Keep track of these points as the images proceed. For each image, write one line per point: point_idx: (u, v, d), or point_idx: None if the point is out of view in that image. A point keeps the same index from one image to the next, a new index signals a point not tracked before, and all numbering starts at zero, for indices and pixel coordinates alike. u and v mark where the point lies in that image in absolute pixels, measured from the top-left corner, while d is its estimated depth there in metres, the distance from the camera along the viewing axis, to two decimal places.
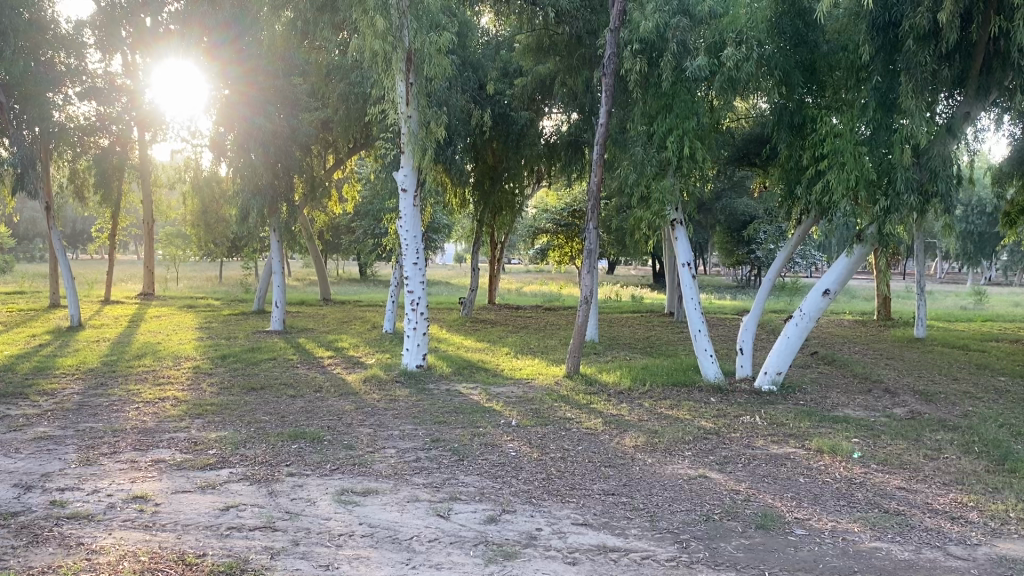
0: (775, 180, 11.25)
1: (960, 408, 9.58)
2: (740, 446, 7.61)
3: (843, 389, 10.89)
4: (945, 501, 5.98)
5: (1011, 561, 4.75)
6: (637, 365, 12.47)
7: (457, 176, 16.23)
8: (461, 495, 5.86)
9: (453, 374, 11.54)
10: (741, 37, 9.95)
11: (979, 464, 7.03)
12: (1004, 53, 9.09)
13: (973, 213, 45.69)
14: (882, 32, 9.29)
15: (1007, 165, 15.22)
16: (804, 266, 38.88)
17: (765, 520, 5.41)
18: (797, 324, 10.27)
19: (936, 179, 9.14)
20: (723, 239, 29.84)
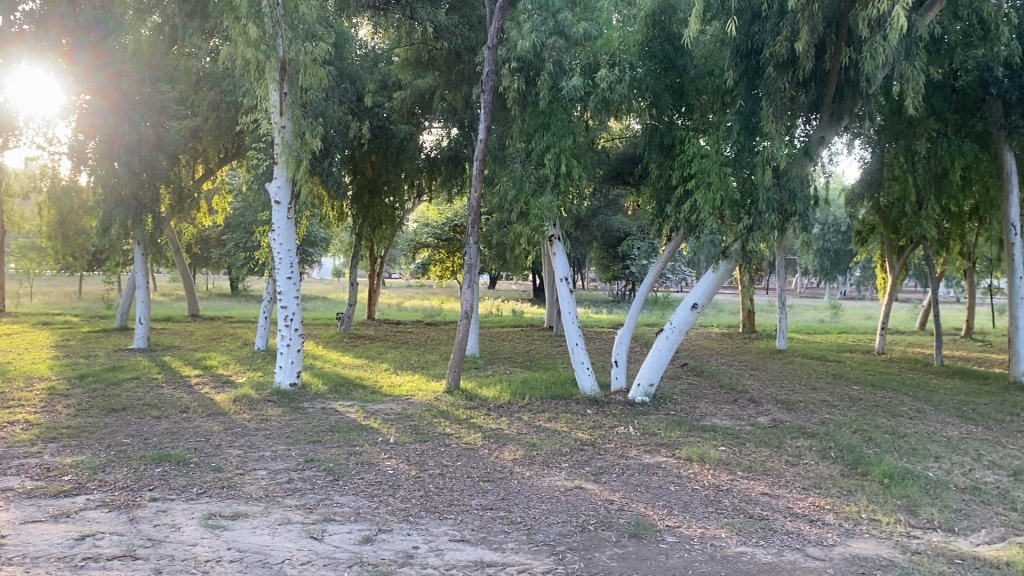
0: (647, 198, 11.60)
1: (817, 416, 10.11)
2: (615, 456, 7.78)
3: (711, 399, 11.32)
4: (805, 505, 6.29)
5: (862, 560, 5.04)
6: (516, 379, 12.57)
7: (335, 189, 15.95)
8: (335, 516, 5.73)
9: (329, 392, 11.29)
10: (614, 59, 10.30)
11: (834, 468, 7.45)
12: (854, 82, 9.73)
13: (829, 232, 48.66)
14: (744, 59, 9.84)
15: (858, 187, 16.36)
16: (676, 282, 40.37)
17: (637, 529, 5.54)
18: (668, 337, 10.54)
19: (795, 199, 9.65)
20: (600, 255, 30.44)
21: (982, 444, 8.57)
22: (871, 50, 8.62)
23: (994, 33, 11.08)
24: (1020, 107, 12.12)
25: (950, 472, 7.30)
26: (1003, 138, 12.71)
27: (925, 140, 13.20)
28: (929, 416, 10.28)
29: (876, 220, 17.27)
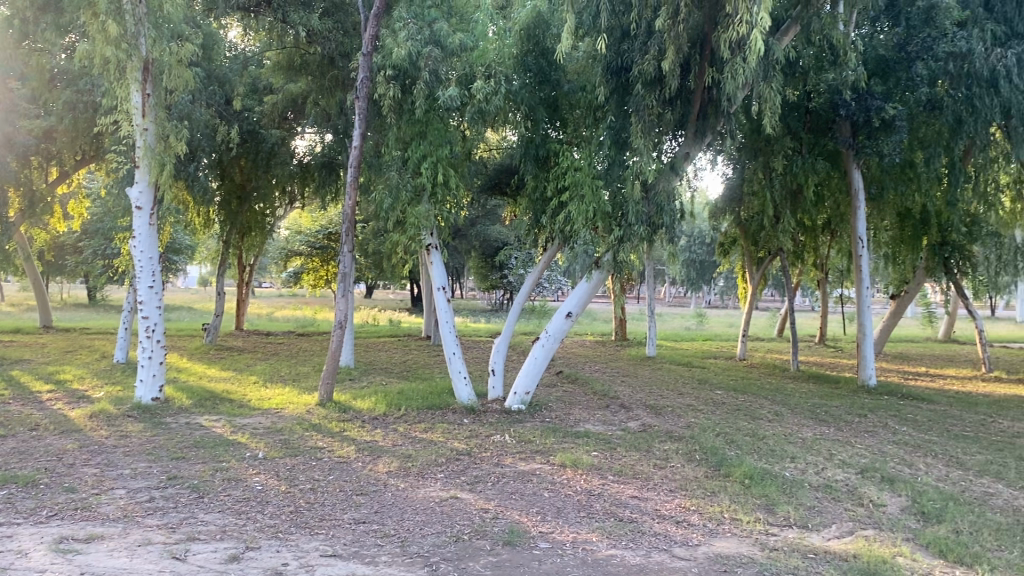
0: (523, 209, 11.75)
1: (684, 420, 10.50)
2: (490, 465, 7.84)
3: (584, 406, 11.56)
4: (671, 506, 6.50)
5: (725, 558, 5.26)
6: (392, 389, 12.47)
7: (201, 194, 15.41)
8: (199, 535, 5.51)
9: (194, 406, 10.85)
10: (490, 70, 10.40)
11: (699, 470, 7.75)
12: (716, 101, 10.24)
13: (696, 243, 50.67)
14: (615, 75, 10.18)
15: (721, 202, 17.14)
16: (552, 291, 40.98)
17: (511, 536, 5.59)
18: (543, 346, 10.64)
19: (662, 212, 10.03)
20: (477, 264, 30.57)
21: (832, 444, 9.12)
22: (731, 71, 9.06)
23: (842, 58, 11.83)
24: (865, 128, 12.98)
25: (805, 471, 7.73)
26: (852, 157, 13.57)
27: (781, 157, 13.99)
28: (786, 418, 10.85)
29: (737, 232, 18.11)
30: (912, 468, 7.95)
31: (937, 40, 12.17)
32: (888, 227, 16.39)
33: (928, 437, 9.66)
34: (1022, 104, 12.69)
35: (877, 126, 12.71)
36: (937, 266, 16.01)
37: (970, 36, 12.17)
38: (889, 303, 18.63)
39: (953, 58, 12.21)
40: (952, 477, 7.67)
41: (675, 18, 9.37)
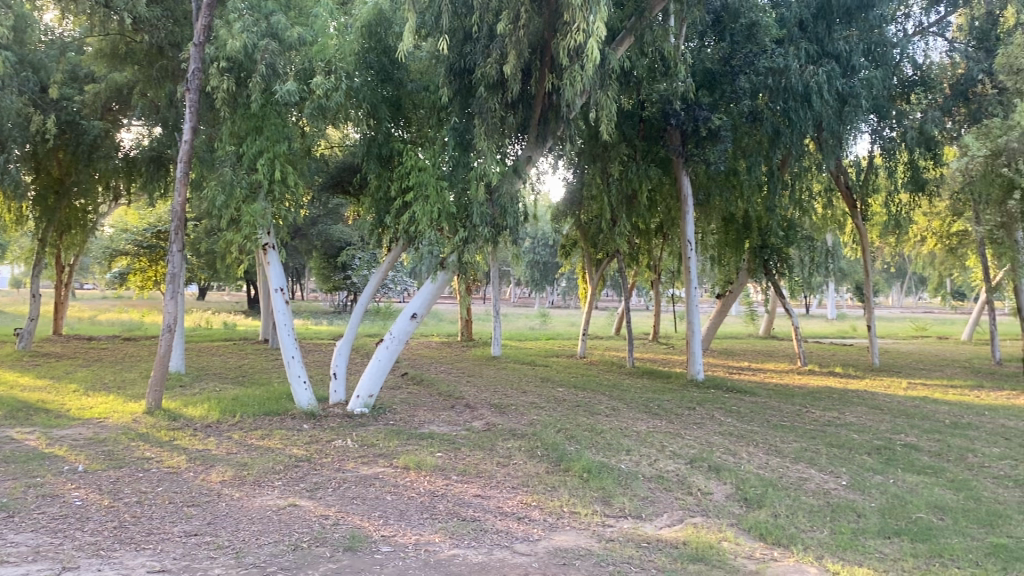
0: (365, 209, 11.57)
1: (526, 418, 10.69)
2: (331, 470, 7.68)
3: (428, 407, 11.54)
4: (513, 503, 6.60)
5: (563, 552, 5.40)
6: (227, 395, 11.95)
7: (11, 188, 14.24)
8: (8, 558, 5.07)
9: (2, 417, 9.98)
10: (330, 66, 10.18)
11: (540, 466, 7.91)
12: (557, 107, 10.54)
13: (539, 244, 51.72)
14: (458, 77, 10.26)
15: (561, 205, 17.58)
16: (397, 292, 40.57)
17: (352, 542, 5.50)
18: (387, 348, 10.49)
19: (506, 215, 10.19)
20: (319, 265, 29.76)
21: (665, 436, 9.54)
22: (570, 78, 9.31)
23: (673, 69, 12.41)
24: (694, 137, 13.68)
25: (639, 463, 8.05)
26: (681, 165, 14.26)
27: (617, 163, 14.55)
28: (623, 413, 11.26)
29: (578, 235, 18.65)
30: (736, 458, 8.45)
31: (757, 56, 13.02)
32: (715, 231, 17.38)
33: (750, 428, 10.30)
34: (831, 120, 13.81)
35: (705, 135, 13.43)
36: (758, 267, 16.98)
37: (787, 53, 13.10)
38: (716, 302, 19.70)
39: (772, 74, 13.09)
40: (771, 464, 8.21)
41: (516, 23, 9.54)
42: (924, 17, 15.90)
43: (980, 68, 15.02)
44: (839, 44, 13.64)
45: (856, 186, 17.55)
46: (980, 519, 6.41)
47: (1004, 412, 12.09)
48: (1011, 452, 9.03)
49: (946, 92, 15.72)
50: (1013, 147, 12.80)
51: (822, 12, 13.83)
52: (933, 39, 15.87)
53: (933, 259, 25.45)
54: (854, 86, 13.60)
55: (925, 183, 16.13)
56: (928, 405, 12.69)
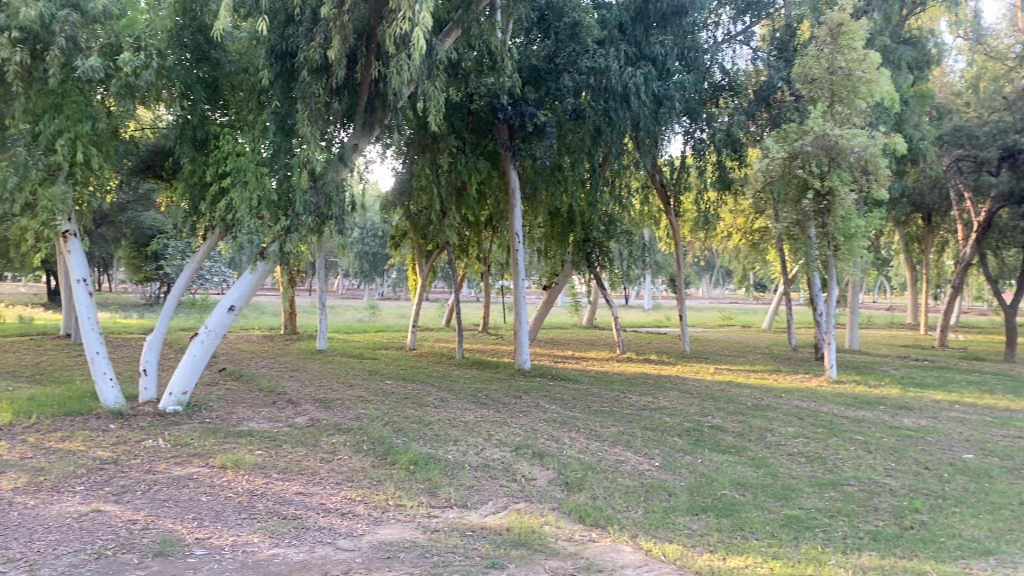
0: (178, 195, 10.98)
1: (352, 412, 10.52)
2: (141, 472, 7.24)
3: (248, 403, 11.12)
4: (336, 499, 6.47)
5: (387, 545, 5.36)
6: (21, 395, 10.98)
7: None
8: None
9: None
10: (139, 42, 9.56)
11: (365, 461, 7.80)
12: (383, 95, 10.40)
13: (368, 235, 50.86)
14: (280, 60, 9.90)
15: (390, 195, 17.38)
16: (217, 284, 38.72)
17: (162, 547, 5.20)
18: (202, 342, 9.98)
19: (330, 203, 9.97)
20: (127, 255, 27.80)
21: (491, 425, 9.68)
22: (396, 67, 9.24)
23: (500, 63, 12.54)
24: (521, 131, 13.93)
25: (465, 453, 8.12)
26: (508, 159, 14.44)
27: (446, 155, 14.52)
28: (450, 404, 11.32)
29: (407, 226, 18.52)
30: (558, 443, 8.70)
31: (580, 55, 13.38)
32: (542, 224, 17.80)
33: (573, 414, 10.65)
34: (648, 120, 14.46)
35: (530, 130, 13.69)
36: (582, 260, 17.54)
37: (608, 54, 13.58)
38: (542, 294, 20.14)
39: (593, 73, 13.52)
40: (591, 448, 8.53)
41: (340, 8, 9.35)
42: (731, 26, 16.97)
43: (780, 76, 15.87)
44: (655, 47, 14.29)
45: (671, 183, 18.51)
46: (776, 493, 6.95)
47: (799, 394, 13.15)
48: (803, 431, 9.84)
49: (751, 97, 16.58)
50: (807, 150, 13.96)
51: (641, 16, 14.43)
52: (739, 47, 16.96)
53: (739, 254, 27.21)
54: (669, 89, 14.30)
55: (731, 182, 17.27)
56: (733, 388, 13.60)
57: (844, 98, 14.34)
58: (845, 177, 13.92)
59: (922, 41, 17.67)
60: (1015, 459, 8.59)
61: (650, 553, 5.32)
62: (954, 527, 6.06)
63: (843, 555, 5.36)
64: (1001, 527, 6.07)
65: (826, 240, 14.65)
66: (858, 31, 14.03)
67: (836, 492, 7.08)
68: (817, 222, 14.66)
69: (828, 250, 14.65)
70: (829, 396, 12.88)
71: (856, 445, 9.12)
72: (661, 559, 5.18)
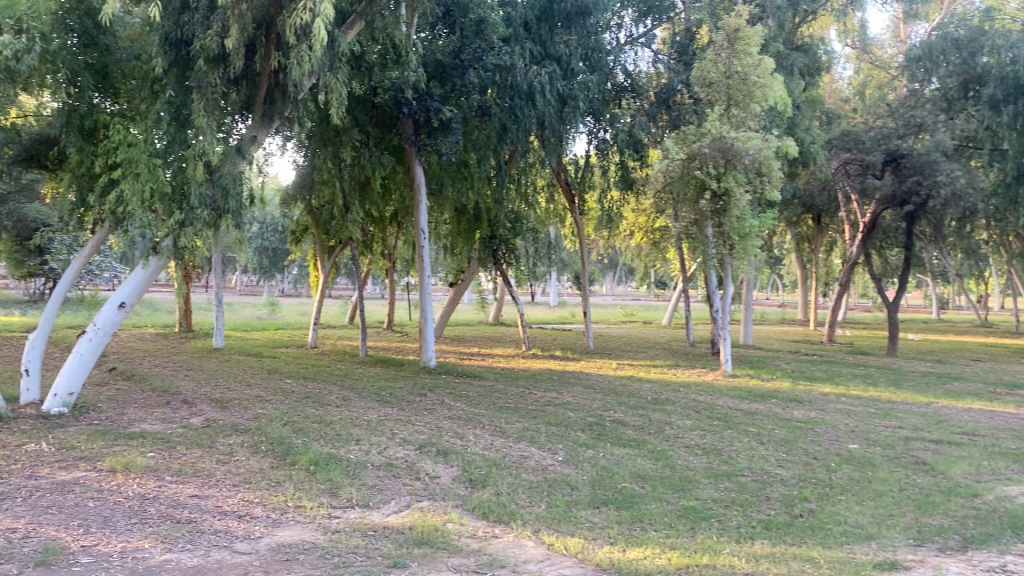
0: (63, 186, 10.48)
1: (250, 412, 10.24)
2: (21, 478, 6.85)
3: (140, 404, 10.69)
4: (233, 501, 6.29)
5: (287, 547, 5.24)
6: None
7: None
8: None
9: None
10: (20, 25, 9.05)
11: (264, 462, 7.61)
12: (283, 86, 10.12)
13: (268, 231, 49.57)
14: (174, 48, 9.54)
15: (291, 189, 16.99)
16: (107, 280, 37.02)
17: (45, 556, 4.94)
18: (91, 340, 9.48)
19: (227, 197, 9.69)
20: (8, 249, 26.29)
21: (394, 424, 9.59)
22: (297, 58, 9.04)
23: (405, 58, 12.44)
24: (425, 127, 13.84)
25: (368, 452, 8.02)
26: (413, 154, 14.33)
27: (349, 149, 14.27)
28: (353, 402, 11.17)
29: (309, 221, 18.13)
30: (463, 440, 8.68)
31: (485, 52, 13.33)
32: (448, 220, 17.74)
33: (477, 411, 10.66)
34: (553, 118, 14.59)
35: (436, 126, 13.63)
36: (487, 257, 17.58)
37: (513, 52, 13.74)
38: (447, 290, 20.08)
39: (499, 70, 13.62)
40: (496, 445, 8.56)
41: None
42: (634, 28, 17.31)
43: (679, 79, 16.35)
44: (560, 47, 14.47)
45: (576, 181, 18.70)
46: (674, 485, 7.13)
47: (697, 388, 13.54)
48: (700, 423, 10.14)
49: (652, 99, 16.96)
50: (705, 151, 14.38)
51: (546, 15, 14.58)
52: (641, 49, 17.31)
53: (641, 252, 27.80)
54: (573, 88, 14.49)
55: (633, 181, 17.60)
56: (634, 383, 13.88)
57: (740, 102, 14.79)
58: (740, 179, 14.43)
59: (813, 48, 18.41)
60: (896, 448, 9.07)
61: (553, 547, 5.37)
62: (840, 514, 6.34)
63: (737, 543, 5.54)
64: (883, 513, 6.39)
65: (722, 240, 15.12)
66: (753, 37, 14.51)
67: (730, 483, 7.32)
68: (714, 222, 15.11)
69: (724, 248, 15.11)
70: (725, 389, 13.30)
71: (750, 437, 9.44)
72: (563, 553, 5.24)
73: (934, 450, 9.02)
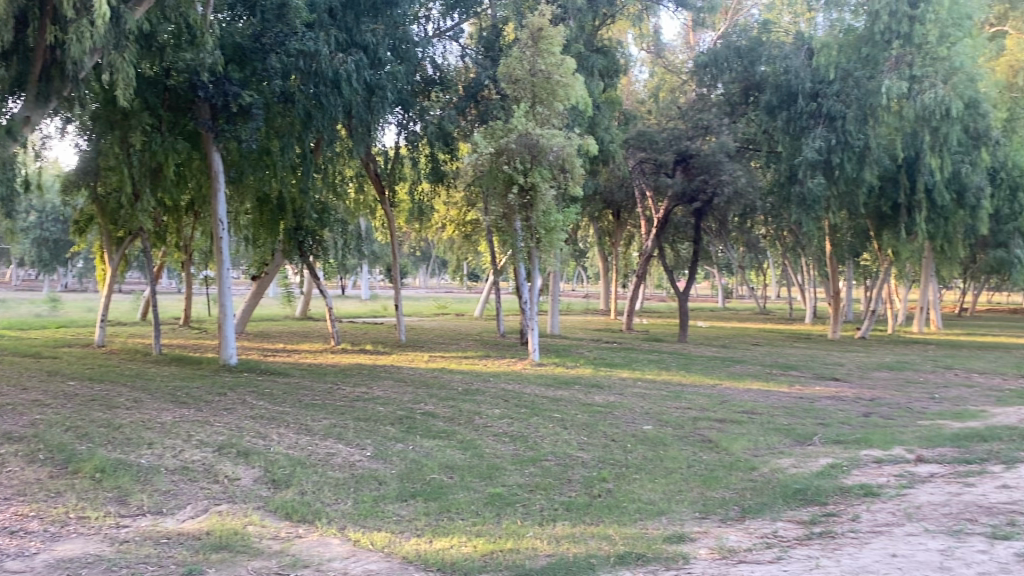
0: None
1: (26, 418, 9.36)
2: None
3: None
4: (2, 517, 5.73)
5: (67, 562, 4.85)
6: None
7: None
8: None
9: None
10: None
11: (41, 471, 6.99)
12: (61, 63, 9.26)
13: (49, 220, 45.42)
14: None
15: (73, 174, 15.67)
16: None
17: None
18: None
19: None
20: None
21: (191, 426, 9.09)
22: (76, 34, 8.40)
23: (200, 39, 11.82)
24: (224, 112, 13.20)
25: (161, 456, 7.56)
26: (211, 141, 13.65)
27: (139, 133, 13.34)
28: (145, 404, 10.48)
29: (94, 210, 16.78)
30: (265, 440, 8.39)
31: (287, 37, 12.89)
32: (249, 211, 17.02)
33: (282, 409, 10.33)
34: (361, 108, 14.35)
35: (235, 110, 13.00)
36: (293, 249, 17.07)
37: (317, 38, 13.24)
38: (251, 284, 19.29)
39: (303, 56, 13.08)
40: (300, 443, 8.33)
41: None
42: (441, 22, 17.32)
43: (487, 75, 16.62)
44: (366, 36, 14.17)
45: (386, 173, 18.51)
46: (482, 473, 7.26)
47: (505, 377, 13.87)
48: (508, 412, 10.37)
49: (461, 92, 17.11)
50: (512, 147, 14.69)
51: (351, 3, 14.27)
52: (449, 43, 17.39)
53: (452, 245, 28.01)
54: (381, 78, 14.29)
55: (443, 174, 17.71)
56: (444, 375, 14.00)
57: (545, 100, 15.25)
58: (545, 174, 14.87)
59: (612, 51, 19.23)
60: (686, 428, 9.69)
61: (359, 543, 5.32)
62: (635, 492, 6.72)
63: (539, 526, 5.72)
64: (673, 489, 6.83)
65: (530, 234, 15.57)
66: (555, 37, 15.02)
67: (534, 468, 7.55)
68: (522, 216, 15.50)
69: (531, 242, 15.56)
70: (532, 378, 13.70)
71: (554, 422, 9.78)
72: (370, 548, 5.21)
73: (719, 428, 9.73)
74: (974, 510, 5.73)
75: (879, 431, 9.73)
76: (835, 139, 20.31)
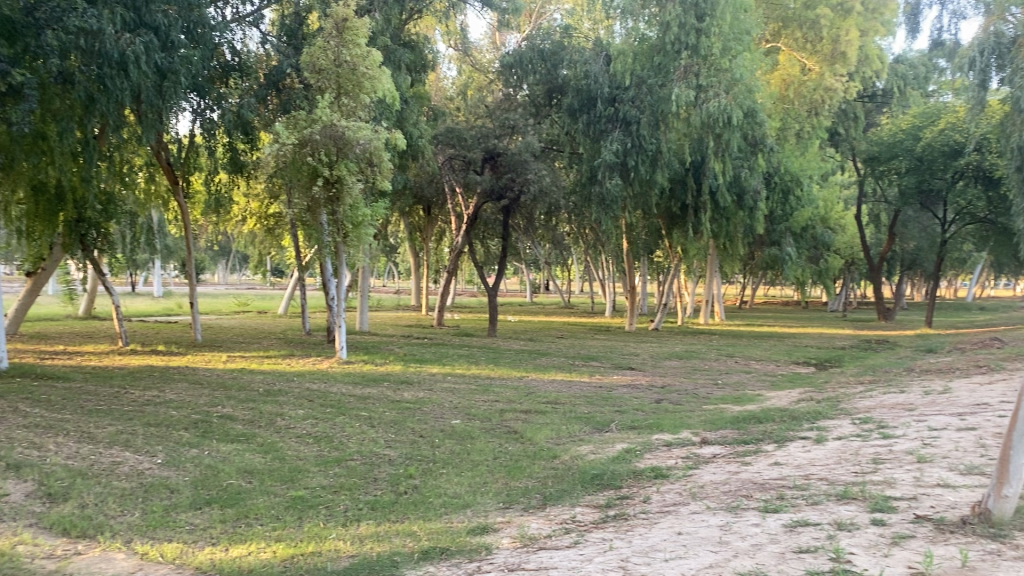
0: None
1: None
2: None
3: None
4: None
5: None
6: None
7: None
8: None
9: None
10: None
11: None
12: None
13: None
14: None
15: None
16: None
17: None
18: None
19: None
20: None
21: None
22: None
23: None
24: None
25: None
26: None
27: None
28: None
29: None
30: (41, 451, 7.68)
31: (65, 12, 11.80)
32: (21, 200, 15.50)
33: (61, 416, 9.50)
34: (151, 93, 13.48)
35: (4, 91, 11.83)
36: (74, 243, 15.81)
37: (100, 15, 12.16)
38: (25, 281, 17.60)
39: (83, 35, 12.03)
40: (82, 453, 7.70)
41: None
42: (240, 6, 16.60)
43: (289, 63, 16.15)
44: (157, 16, 13.20)
45: (180, 162, 17.55)
46: (283, 476, 7.03)
47: (309, 376, 13.53)
48: (312, 412, 10.12)
49: (261, 80, 16.51)
50: (316, 138, 14.26)
51: None
52: (249, 28, 16.70)
53: (254, 239, 26.96)
54: (173, 62, 13.46)
55: (243, 165, 17.03)
56: (245, 376, 13.45)
57: (349, 91, 15.04)
58: (351, 168, 14.66)
59: (419, 46, 19.24)
60: (492, 420, 9.86)
61: (147, 556, 5.00)
62: (440, 486, 6.76)
63: (342, 528, 5.62)
64: (477, 482, 6.93)
65: (337, 228, 15.35)
66: (360, 28, 14.81)
67: (339, 468, 7.42)
68: (328, 210, 15.20)
69: (338, 236, 15.36)
70: (338, 376, 13.44)
71: (360, 421, 9.64)
72: (158, 561, 4.90)
73: (523, 419, 9.98)
74: (750, 487, 6.24)
75: (669, 416, 10.37)
76: (630, 143, 21.50)
